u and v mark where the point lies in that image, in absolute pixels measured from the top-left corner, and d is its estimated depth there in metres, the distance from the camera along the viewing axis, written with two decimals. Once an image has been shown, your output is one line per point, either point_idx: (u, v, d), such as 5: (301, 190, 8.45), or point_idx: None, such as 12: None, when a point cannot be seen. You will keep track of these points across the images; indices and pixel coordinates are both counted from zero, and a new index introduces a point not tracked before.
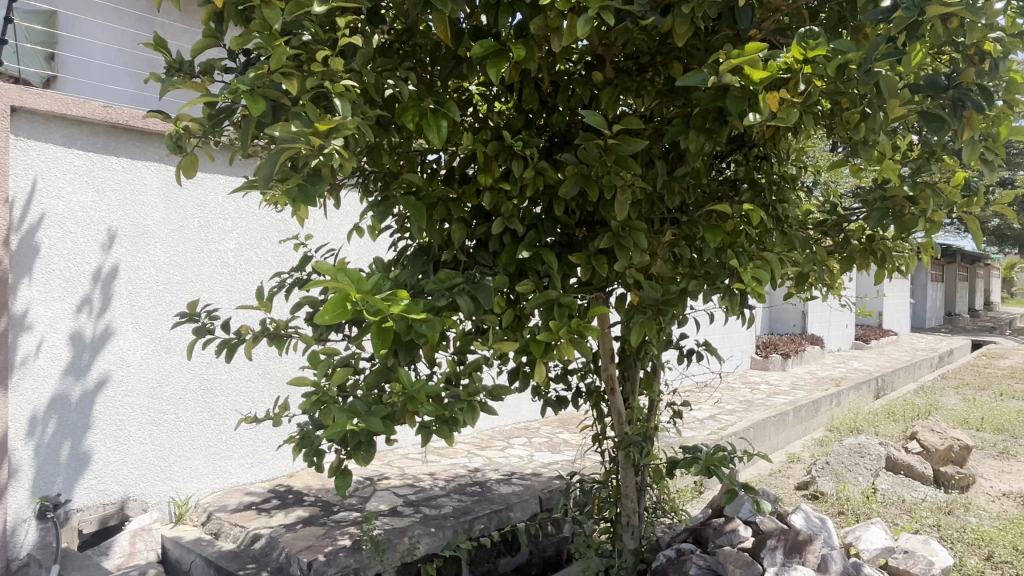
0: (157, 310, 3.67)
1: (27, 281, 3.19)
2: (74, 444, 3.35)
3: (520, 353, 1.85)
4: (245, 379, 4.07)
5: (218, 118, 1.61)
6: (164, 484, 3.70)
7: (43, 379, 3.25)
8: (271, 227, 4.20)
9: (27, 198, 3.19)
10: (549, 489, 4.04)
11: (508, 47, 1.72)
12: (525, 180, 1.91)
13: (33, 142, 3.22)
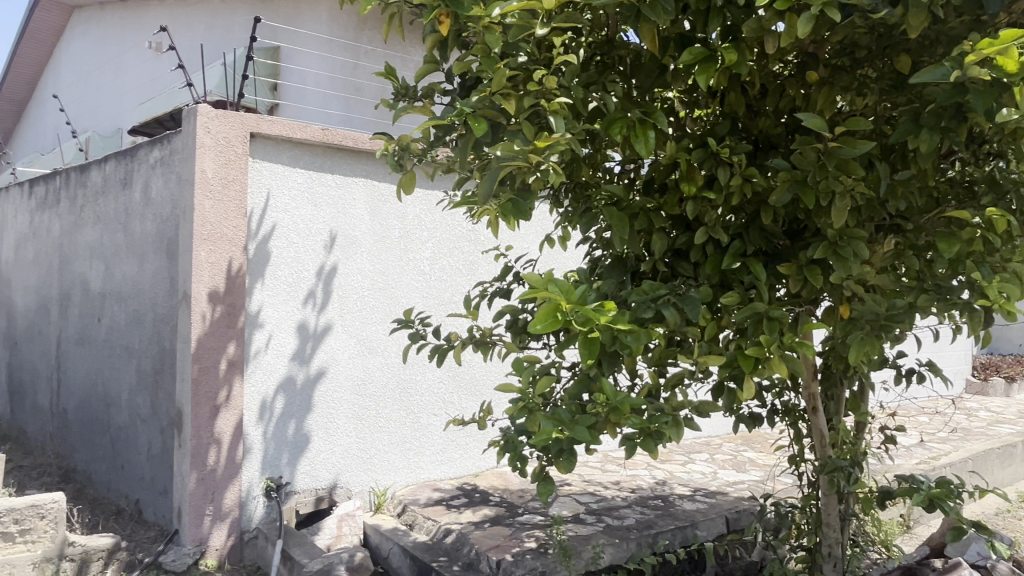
0: (363, 313, 4.00)
1: (260, 285, 3.62)
2: (293, 431, 3.74)
3: (725, 368, 1.80)
4: (437, 381, 4.31)
5: (439, 139, 1.73)
6: (366, 474, 4.01)
7: (270, 372, 3.66)
8: (462, 238, 4.41)
9: (261, 213, 3.62)
10: (738, 510, 3.86)
11: (717, 53, 1.68)
12: (731, 188, 1.84)
13: (266, 163, 3.64)
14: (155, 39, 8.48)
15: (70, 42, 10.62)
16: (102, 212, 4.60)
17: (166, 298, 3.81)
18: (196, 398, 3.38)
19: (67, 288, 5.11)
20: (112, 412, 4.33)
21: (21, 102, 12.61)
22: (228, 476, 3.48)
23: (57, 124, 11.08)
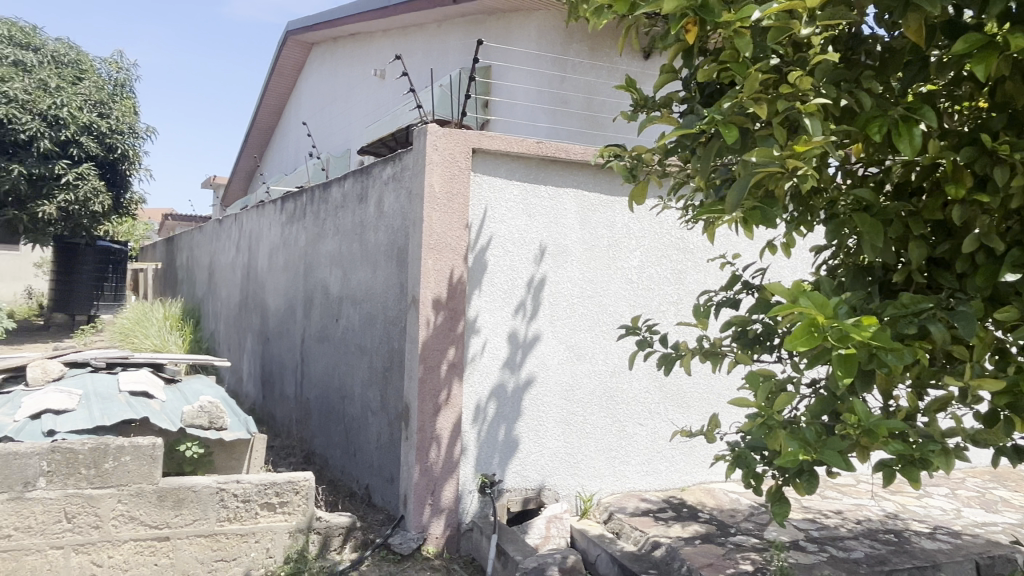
0: (572, 320, 4.07)
1: (478, 291, 3.82)
2: (506, 431, 3.89)
3: (1002, 395, 1.60)
4: (644, 390, 4.27)
5: (683, 148, 1.74)
6: (573, 478, 4.07)
7: (486, 374, 3.84)
8: (671, 246, 4.35)
9: (481, 223, 3.83)
10: (992, 554, 3.37)
11: (999, 37, 1.50)
12: (1011, 190, 1.62)
13: (486, 177, 3.86)
14: (380, 67, 9.42)
15: (310, 74, 12.08)
16: (341, 224, 5.15)
17: (396, 302, 4.17)
18: (422, 395, 3.66)
19: (311, 291, 5.78)
20: (347, 403, 4.82)
21: (271, 128, 14.58)
22: (447, 470, 3.72)
23: (298, 146, 12.69)
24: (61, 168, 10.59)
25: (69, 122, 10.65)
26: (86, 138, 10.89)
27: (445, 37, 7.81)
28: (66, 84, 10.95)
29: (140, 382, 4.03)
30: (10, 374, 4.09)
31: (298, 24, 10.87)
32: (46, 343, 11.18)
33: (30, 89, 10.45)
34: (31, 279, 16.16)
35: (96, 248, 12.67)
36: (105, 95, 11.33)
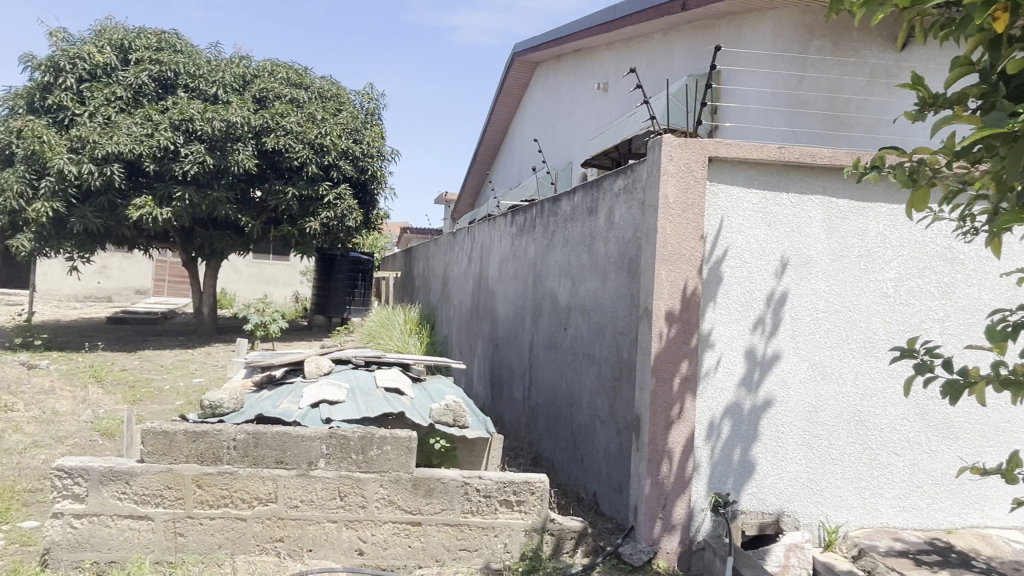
0: (817, 336, 3.79)
1: (713, 305, 3.71)
2: (742, 451, 3.73)
3: None
4: (901, 416, 3.84)
5: (988, 151, 1.56)
6: (815, 507, 3.79)
7: (721, 391, 3.71)
8: (936, 256, 3.88)
9: (716, 234, 3.72)
10: None
11: None
12: None
13: (722, 186, 3.74)
14: (603, 80, 9.62)
15: (534, 91, 12.67)
16: (571, 235, 5.29)
17: (626, 313, 4.19)
18: (654, 408, 3.64)
19: (539, 301, 6.01)
20: (575, 411, 4.94)
21: (497, 144, 15.50)
22: (679, 486, 3.65)
23: (523, 161, 13.36)
24: (324, 190, 12.09)
25: (331, 148, 12.03)
26: (344, 162, 12.31)
27: (671, 45, 7.79)
28: (329, 115, 12.51)
29: (393, 379, 4.48)
30: (290, 367, 4.74)
31: (524, 45, 11.45)
32: (310, 342, 12.86)
33: (302, 122, 11.90)
34: (297, 285, 18.71)
35: (349, 258, 14.05)
36: (359, 123, 12.80)
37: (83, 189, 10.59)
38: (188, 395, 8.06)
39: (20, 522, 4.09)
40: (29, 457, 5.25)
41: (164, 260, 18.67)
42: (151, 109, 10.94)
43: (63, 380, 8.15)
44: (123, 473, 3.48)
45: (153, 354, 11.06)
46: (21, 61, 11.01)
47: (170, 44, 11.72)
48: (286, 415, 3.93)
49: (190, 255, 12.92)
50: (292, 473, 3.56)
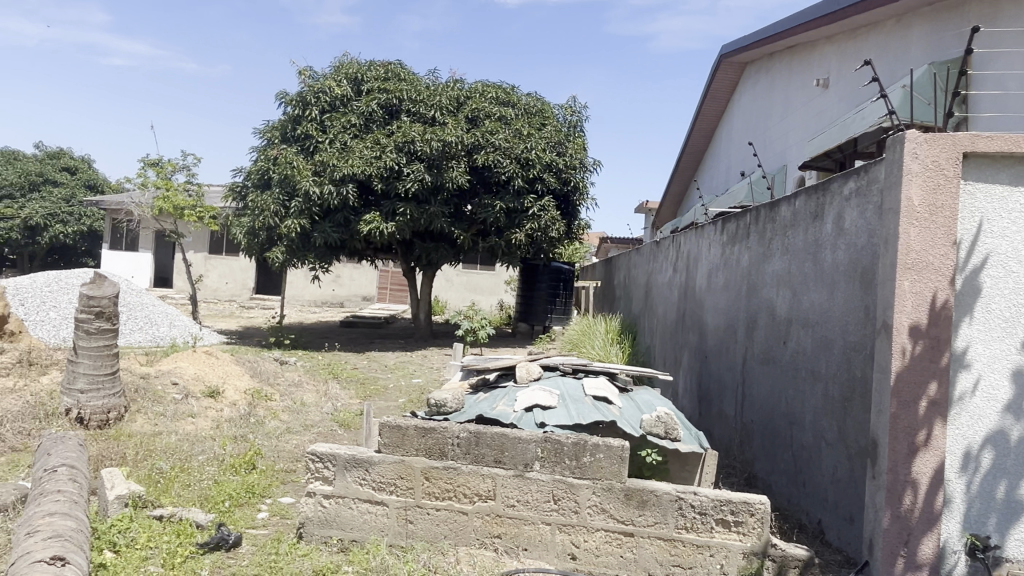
0: None
1: (969, 320, 3.27)
2: (1008, 489, 3.24)
3: None
4: None
5: None
6: None
7: (979, 418, 3.26)
8: None
9: (973, 239, 3.28)
10: None
11: None
12: None
13: (980, 184, 3.29)
14: (823, 76, 8.97)
15: (743, 93, 12.14)
16: (792, 243, 4.97)
17: (859, 326, 3.84)
18: (894, 432, 3.29)
19: (754, 312, 5.71)
20: (796, 431, 4.62)
21: (702, 150, 15.05)
22: (927, 522, 3.25)
23: (731, 166, 12.85)
24: (529, 202, 12.52)
25: (536, 162, 12.42)
26: (548, 175, 12.66)
27: (908, 33, 7.12)
28: (535, 130, 12.96)
29: (602, 387, 4.48)
30: (502, 372, 4.90)
31: (733, 46, 11.04)
32: (515, 348, 13.37)
33: (510, 138, 12.43)
34: (502, 293, 19.56)
35: (551, 269, 14.55)
36: (562, 136, 13.12)
37: (324, 208, 11.96)
38: (409, 394, 8.75)
39: (280, 497, 4.70)
40: (284, 441, 6.02)
41: (387, 270, 20.49)
42: (379, 134, 12.09)
43: (308, 375, 9.25)
44: (364, 461, 3.85)
45: (378, 355, 12.18)
46: (277, 98, 12.73)
47: (395, 73, 12.88)
48: (503, 416, 4.10)
49: (409, 266, 14.04)
50: (509, 473, 3.72)
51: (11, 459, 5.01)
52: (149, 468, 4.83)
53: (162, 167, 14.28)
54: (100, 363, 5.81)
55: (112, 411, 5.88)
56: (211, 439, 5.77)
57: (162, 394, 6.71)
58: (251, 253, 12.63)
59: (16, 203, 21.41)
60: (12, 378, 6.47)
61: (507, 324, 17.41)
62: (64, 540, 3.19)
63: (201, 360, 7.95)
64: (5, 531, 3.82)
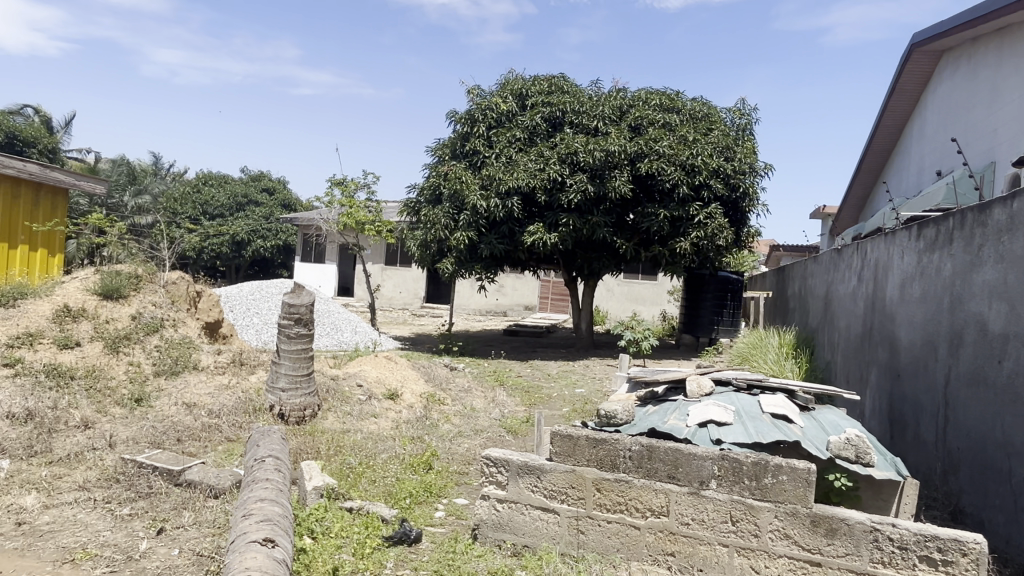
0: None
1: None
2: None
3: None
4: None
5: None
6: None
7: None
8: None
9: None
10: None
11: None
12: None
13: None
14: None
15: (939, 85, 11.00)
16: (1008, 250, 4.40)
17: None
18: None
19: (959, 327, 5.11)
20: (1016, 462, 4.07)
21: (889, 150, 13.83)
22: None
23: (924, 167, 11.66)
24: (695, 210, 12.13)
25: (703, 168, 12.02)
26: (715, 181, 12.20)
27: None
28: (701, 135, 12.57)
29: (781, 404, 4.16)
30: (671, 385, 4.63)
31: (927, 33, 10.04)
32: (680, 360, 13.00)
33: (674, 144, 12.13)
34: (665, 304, 19.11)
35: (716, 278, 14.03)
36: (730, 141, 12.61)
37: (490, 220, 12.37)
38: (574, 403, 8.79)
39: (455, 498, 4.91)
40: (456, 444, 6.28)
41: (549, 280, 20.79)
42: (543, 146, 12.32)
43: (476, 381, 9.59)
44: (536, 468, 3.92)
45: (541, 364, 12.37)
46: (448, 117, 13.38)
47: (559, 86, 13.08)
48: (676, 431, 3.97)
49: (571, 275, 14.13)
50: (683, 489, 3.61)
51: (227, 448, 5.67)
52: (340, 463, 5.25)
53: (346, 185, 15.53)
54: (298, 364, 6.41)
55: (308, 409, 6.46)
56: (392, 439, 6.16)
57: (349, 395, 7.27)
58: (423, 265, 13.32)
59: (227, 221, 24.25)
60: (227, 376, 7.33)
61: (670, 335, 16.97)
62: (273, 524, 3.55)
63: (381, 364, 8.52)
64: (225, 511, 4.32)
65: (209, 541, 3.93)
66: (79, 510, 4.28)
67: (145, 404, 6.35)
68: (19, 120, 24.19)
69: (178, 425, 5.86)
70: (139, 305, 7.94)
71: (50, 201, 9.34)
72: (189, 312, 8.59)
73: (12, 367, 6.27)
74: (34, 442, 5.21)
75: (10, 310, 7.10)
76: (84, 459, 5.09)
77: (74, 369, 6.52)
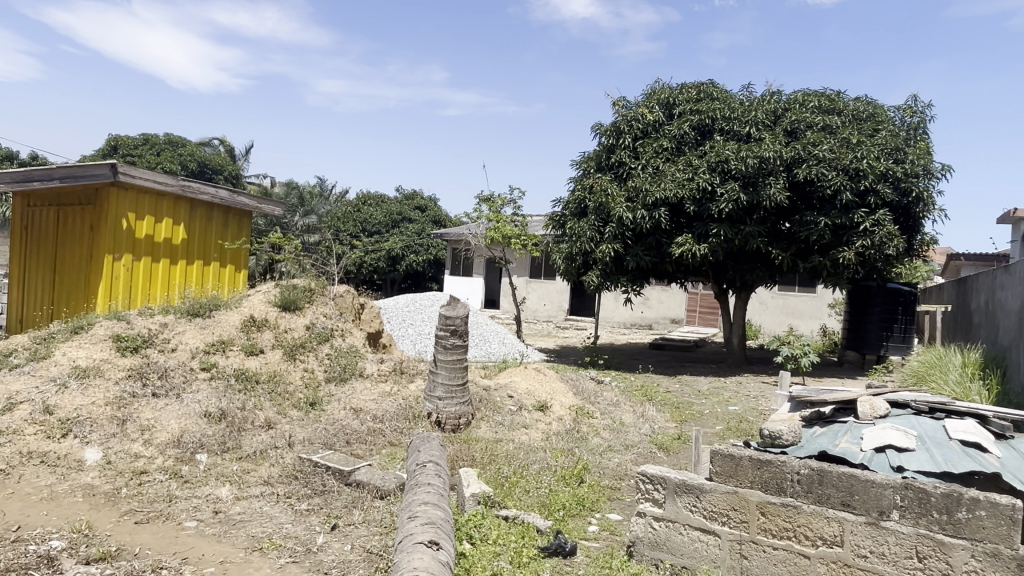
0: None
1: None
2: None
3: None
4: None
5: None
6: None
7: None
8: None
9: None
10: None
11: None
12: None
13: None
14: None
15: None
16: None
17: None
18: None
19: None
20: None
21: None
22: None
23: None
24: (860, 216, 11.26)
25: (869, 172, 11.14)
26: (883, 185, 11.27)
27: None
28: (866, 137, 11.68)
29: (973, 430, 3.69)
30: (840, 406, 4.17)
31: None
32: (844, 379, 12.07)
33: (836, 148, 11.35)
34: (825, 317, 17.74)
35: (884, 289, 12.89)
36: (901, 141, 11.62)
37: (637, 232, 12.18)
38: (728, 421, 8.43)
39: (608, 513, 4.87)
40: (607, 458, 6.22)
41: (697, 292, 20.14)
42: (691, 155, 11.97)
43: (624, 395, 9.46)
44: (695, 487, 3.80)
45: (690, 379, 11.98)
46: (593, 130, 13.37)
47: (708, 93, 12.70)
48: (850, 455, 3.63)
49: (721, 288, 13.59)
50: (860, 519, 3.35)
51: (390, 452, 6.00)
52: (495, 472, 5.38)
53: (494, 201, 15.97)
54: (454, 374, 6.66)
55: (463, 418, 6.69)
56: (543, 450, 6.23)
57: (500, 405, 7.45)
58: (569, 277, 13.33)
59: (383, 237, 25.76)
60: (388, 384, 7.76)
61: (832, 352, 15.81)
62: (437, 527, 3.70)
63: (530, 376, 8.65)
64: (390, 512, 4.57)
65: (377, 540, 4.17)
66: (265, 503, 4.71)
67: (318, 407, 6.88)
68: (208, 151, 27.18)
69: (346, 429, 6.28)
70: (311, 316, 8.62)
71: (237, 222, 10.36)
72: (354, 323, 9.21)
73: (208, 371, 7.02)
74: (227, 439, 5.80)
75: (207, 320, 7.97)
76: (268, 456, 5.60)
77: (258, 373, 7.20)
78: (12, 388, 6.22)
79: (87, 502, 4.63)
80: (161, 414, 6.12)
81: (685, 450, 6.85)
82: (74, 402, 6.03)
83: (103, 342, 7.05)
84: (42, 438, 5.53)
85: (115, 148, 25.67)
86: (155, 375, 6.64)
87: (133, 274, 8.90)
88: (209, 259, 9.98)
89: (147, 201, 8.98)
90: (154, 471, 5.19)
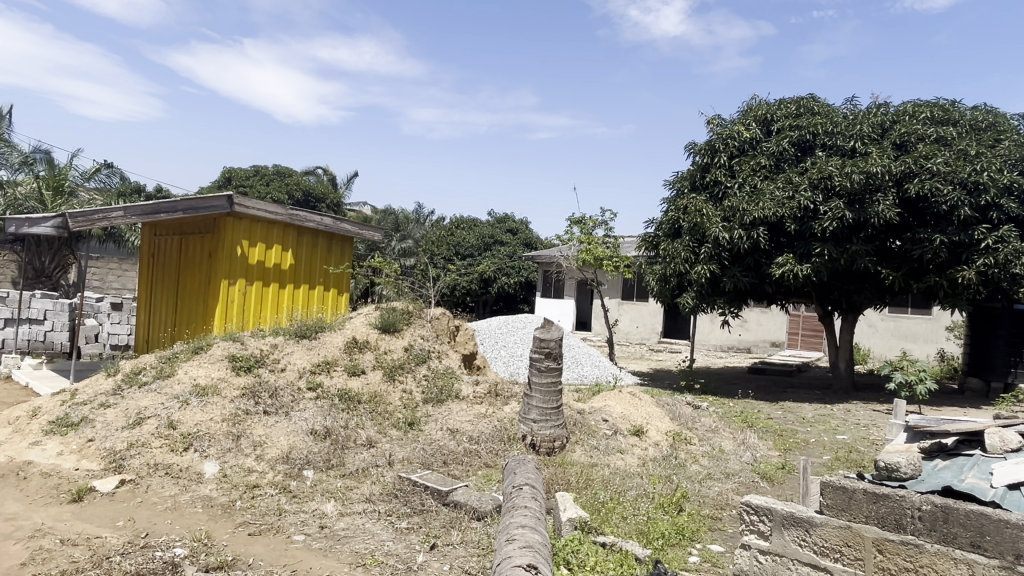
0: None
1: None
2: None
3: None
4: None
5: None
6: None
7: None
8: None
9: None
10: None
11: None
12: None
13: None
14: None
15: None
16: None
17: None
18: None
19: None
20: None
21: None
22: None
23: None
24: (981, 233, 10.47)
25: (990, 185, 10.37)
26: (1007, 200, 10.47)
27: None
28: (986, 147, 10.91)
29: None
30: (964, 438, 3.84)
31: None
32: (966, 409, 11.15)
33: (951, 160, 10.65)
34: (942, 341, 16.47)
35: (1012, 312, 12.01)
36: None
37: (734, 252, 11.84)
38: (837, 451, 7.99)
39: (710, 544, 4.71)
40: (707, 486, 6.03)
41: (799, 314, 19.27)
42: (792, 172, 11.53)
43: (723, 422, 9.14)
44: (805, 520, 3.62)
45: (794, 406, 11.43)
46: (686, 149, 13.16)
47: (808, 108, 12.25)
48: (979, 492, 3.31)
49: (826, 309, 12.95)
50: (993, 562, 3.09)
51: (486, 473, 6.06)
52: (591, 497, 5.33)
53: (585, 224, 15.96)
54: (549, 398, 6.67)
55: (557, 441, 6.67)
56: (640, 476, 6.11)
57: (595, 429, 7.38)
58: (663, 299, 13.09)
59: (476, 260, 26.22)
60: (484, 406, 7.85)
61: (951, 379, 14.70)
62: (535, 551, 3.69)
63: (625, 400, 8.52)
64: (487, 534, 4.61)
65: (476, 561, 4.21)
66: (367, 520, 4.85)
67: (416, 427, 7.05)
68: (312, 181, 28.60)
69: (444, 449, 6.40)
70: (410, 338, 8.87)
71: (340, 248, 10.82)
72: (450, 345, 9.40)
73: (314, 390, 7.33)
74: (331, 456, 6.04)
75: (313, 341, 8.34)
76: (369, 474, 5.78)
77: (361, 394, 7.45)
78: (141, 403, 6.72)
79: (206, 513, 4.92)
80: (271, 431, 6.44)
81: (791, 480, 6.54)
82: (194, 418, 6.44)
83: (220, 362, 7.51)
84: (166, 451, 5.94)
85: (229, 180, 27.48)
86: (265, 394, 7.00)
87: (246, 298, 9.45)
88: (314, 284, 10.47)
89: (259, 229, 9.56)
90: (265, 485, 5.46)
